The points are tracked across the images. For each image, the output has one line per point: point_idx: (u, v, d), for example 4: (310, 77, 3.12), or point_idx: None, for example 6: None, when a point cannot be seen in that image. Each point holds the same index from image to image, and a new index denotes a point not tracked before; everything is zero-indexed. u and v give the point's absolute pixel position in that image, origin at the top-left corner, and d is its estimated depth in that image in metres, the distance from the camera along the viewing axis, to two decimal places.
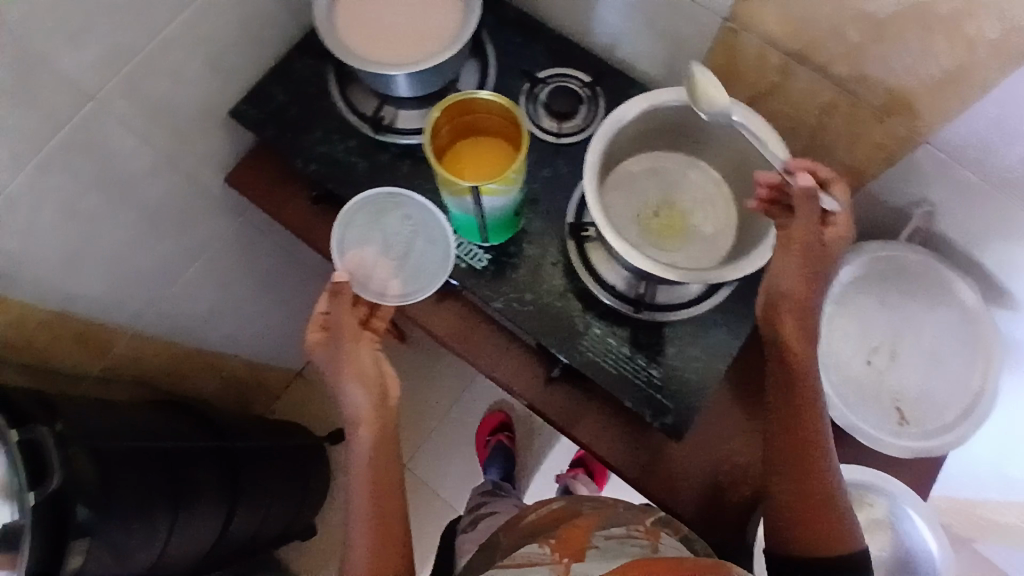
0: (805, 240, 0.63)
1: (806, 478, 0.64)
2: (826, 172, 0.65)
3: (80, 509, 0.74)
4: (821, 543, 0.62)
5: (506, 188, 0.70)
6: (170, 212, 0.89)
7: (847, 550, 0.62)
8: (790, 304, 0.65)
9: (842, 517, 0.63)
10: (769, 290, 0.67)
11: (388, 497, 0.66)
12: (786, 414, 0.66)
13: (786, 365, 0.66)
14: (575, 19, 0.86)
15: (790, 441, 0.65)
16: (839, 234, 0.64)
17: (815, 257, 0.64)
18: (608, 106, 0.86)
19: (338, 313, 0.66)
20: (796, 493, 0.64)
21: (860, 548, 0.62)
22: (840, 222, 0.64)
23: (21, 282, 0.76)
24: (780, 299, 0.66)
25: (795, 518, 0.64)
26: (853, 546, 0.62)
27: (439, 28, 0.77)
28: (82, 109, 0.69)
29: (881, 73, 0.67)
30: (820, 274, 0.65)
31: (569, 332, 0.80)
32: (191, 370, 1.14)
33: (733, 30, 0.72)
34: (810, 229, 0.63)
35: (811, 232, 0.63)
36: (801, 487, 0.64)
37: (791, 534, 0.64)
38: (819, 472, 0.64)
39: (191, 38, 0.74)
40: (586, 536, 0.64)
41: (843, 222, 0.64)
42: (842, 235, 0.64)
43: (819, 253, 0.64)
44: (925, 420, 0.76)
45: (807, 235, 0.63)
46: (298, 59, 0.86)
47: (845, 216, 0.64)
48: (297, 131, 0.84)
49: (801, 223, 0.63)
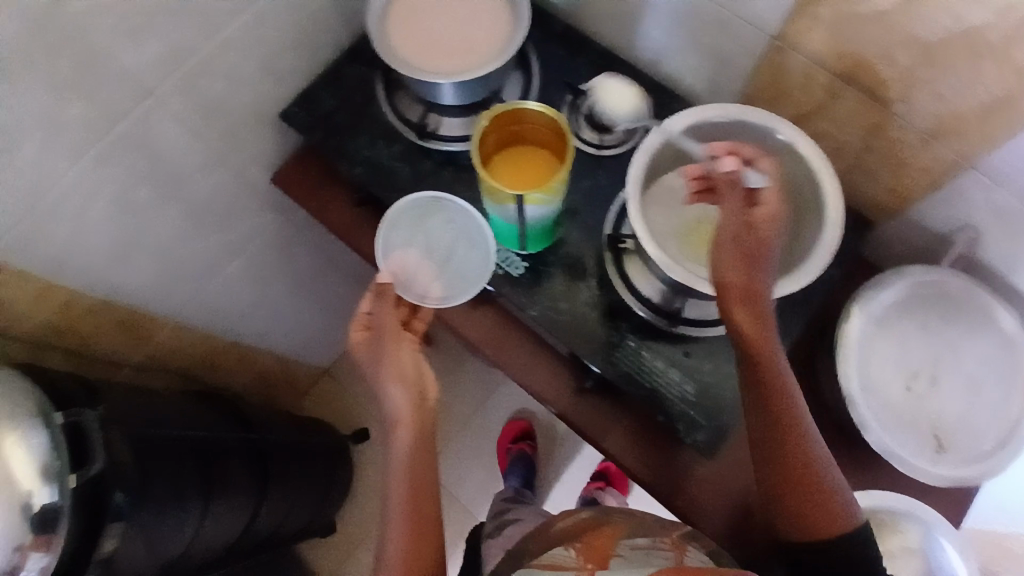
0: (733, 228, 0.63)
1: (788, 459, 0.64)
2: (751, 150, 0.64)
3: (118, 494, 0.75)
4: (814, 523, 0.63)
5: (548, 198, 0.70)
6: (217, 208, 0.92)
7: (840, 530, 0.63)
8: (733, 294, 0.64)
9: (834, 498, 0.64)
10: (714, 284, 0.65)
11: (422, 497, 0.68)
12: (755, 398, 0.65)
13: (743, 352, 0.65)
14: (620, 34, 0.87)
15: (768, 424, 0.65)
16: (768, 213, 0.62)
17: (749, 246, 0.63)
18: (649, 120, 0.86)
19: (382, 313, 0.70)
20: (781, 475, 0.65)
21: (856, 526, 0.63)
22: (771, 200, 0.62)
23: (73, 269, 0.78)
24: (724, 292, 0.64)
25: (789, 508, 0.65)
26: (846, 525, 0.63)
27: (488, 38, 0.79)
28: (141, 104, 0.71)
29: (930, 97, 0.67)
30: (756, 259, 0.63)
31: (603, 344, 0.81)
32: (225, 362, 1.17)
33: (780, 49, 0.73)
34: (734, 214, 0.63)
35: (734, 217, 0.63)
36: (787, 474, 0.64)
37: (789, 522, 0.65)
38: (805, 456, 0.64)
39: (248, 41, 0.77)
40: (612, 545, 0.64)
41: (771, 197, 0.62)
42: (772, 214, 0.62)
43: (752, 237, 0.63)
44: (966, 450, 0.75)
45: (735, 222, 0.63)
46: (348, 66, 0.89)
47: (774, 191, 0.62)
48: (344, 135, 0.87)
49: (729, 213, 0.63)
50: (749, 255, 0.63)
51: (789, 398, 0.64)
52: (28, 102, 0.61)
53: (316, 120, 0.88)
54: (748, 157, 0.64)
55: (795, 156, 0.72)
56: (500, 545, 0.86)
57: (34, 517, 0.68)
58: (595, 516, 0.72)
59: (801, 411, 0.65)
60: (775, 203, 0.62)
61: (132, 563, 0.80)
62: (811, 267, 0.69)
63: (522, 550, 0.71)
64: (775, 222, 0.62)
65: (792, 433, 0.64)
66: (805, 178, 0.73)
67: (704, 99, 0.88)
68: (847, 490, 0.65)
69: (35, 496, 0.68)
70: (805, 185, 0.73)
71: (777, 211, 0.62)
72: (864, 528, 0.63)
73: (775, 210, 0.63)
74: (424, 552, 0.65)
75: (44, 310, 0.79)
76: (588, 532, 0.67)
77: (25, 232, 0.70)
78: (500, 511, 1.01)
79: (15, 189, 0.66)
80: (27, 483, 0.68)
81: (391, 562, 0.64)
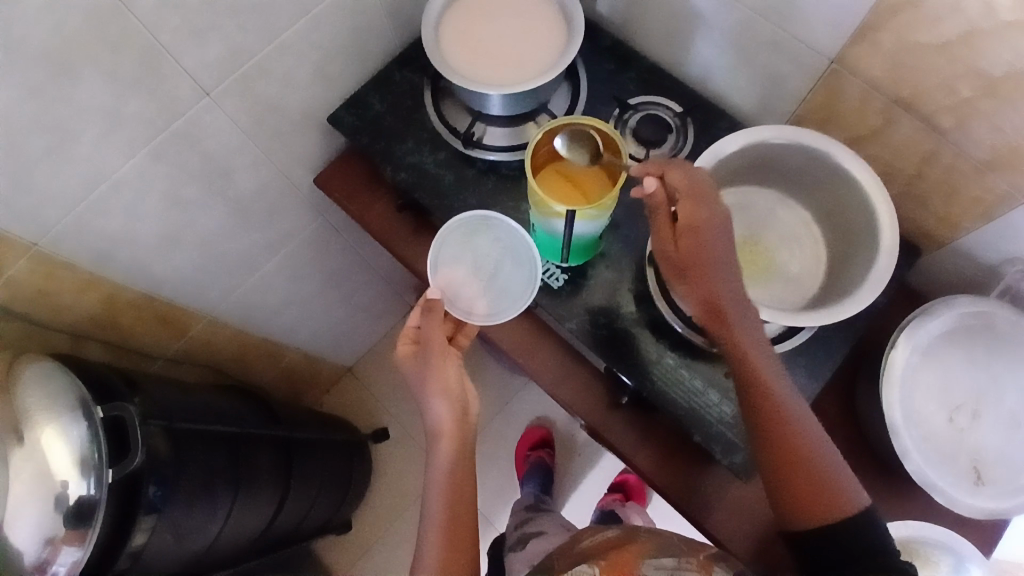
0: (663, 250, 0.67)
1: (774, 446, 0.63)
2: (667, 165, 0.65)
3: (151, 487, 0.74)
4: (810, 508, 0.61)
5: (598, 214, 0.70)
6: (258, 206, 0.93)
7: (841, 513, 0.60)
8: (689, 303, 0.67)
9: (832, 482, 0.62)
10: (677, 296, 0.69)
11: (460, 507, 0.68)
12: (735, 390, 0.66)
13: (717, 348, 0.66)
14: (670, 50, 0.88)
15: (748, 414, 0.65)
16: (682, 226, 0.64)
17: (683, 255, 0.65)
18: (695, 137, 0.86)
19: (429, 327, 0.73)
20: (770, 463, 0.64)
21: (859, 510, 0.61)
22: (686, 210, 0.64)
23: (119, 261, 0.78)
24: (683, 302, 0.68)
25: (786, 496, 0.63)
26: (847, 507, 0.61)
27: (542, 52, 0.80)
28: (197, 102, 0.72)
29: (989, 130, 0.65)
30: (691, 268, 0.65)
31: (639, 361, 0.80)
32: (253, 357, 1.18)
33: (836, 72, 0.73)
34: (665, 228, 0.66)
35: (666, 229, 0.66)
36: (782, 460, 0.63)
37: (791, 513, 0.63)
38: (797, 440, 0.63)
39: (304, 42, 0.78)
40: (635, 564, 0.58)
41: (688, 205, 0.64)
42: (692, 220, 0.63)
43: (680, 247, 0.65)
44: (1006, 485, 0.74)
45: (663, 244, 0.66)
46: (397, 72, 0.91)
47: (685, 199, 0.64)
48: (391, 139, 0.88)
49: (659, 237, 0.67)
50: (682, 271, 0.65)
51: (767, 385, 0.64)
52: (91, 95, 0.62)
53: (364, 124, 0.89)
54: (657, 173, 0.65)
55: (850, 180, 0.72)
56: (524, 560, 0.84)
57: (69, 510, 0.68)
58: (625, 535, 0.66)
59: (785, 396, 0.64)
60: (689, 213, 0.63)
61: (160, 553, 0.79)
62: (863, 293, 0.68)
63: (546, 564, 0.66)
64: (694, 231, 0.63)
65: (777, 419, 0.63)
66: (860, 203, 0.72)
67: (750, 118, 0.88)
68: (851, 473, 0.63)
69: (71, 486, 0.68)
70: (858, 209, 0.73)
71: (693, 219, 0.63)
72: (873, 514, 0.61)
73: (693, 219, 0.63)
74: (460, 560, 0.66)
75: (88, 301, 0.79)
76: (613, 550, 0.61)
77: (76, 224, 0.70)
78: (522, 522, 1.00)
79: (72, 181, 0.66)
80: (64, 473, 0.68)
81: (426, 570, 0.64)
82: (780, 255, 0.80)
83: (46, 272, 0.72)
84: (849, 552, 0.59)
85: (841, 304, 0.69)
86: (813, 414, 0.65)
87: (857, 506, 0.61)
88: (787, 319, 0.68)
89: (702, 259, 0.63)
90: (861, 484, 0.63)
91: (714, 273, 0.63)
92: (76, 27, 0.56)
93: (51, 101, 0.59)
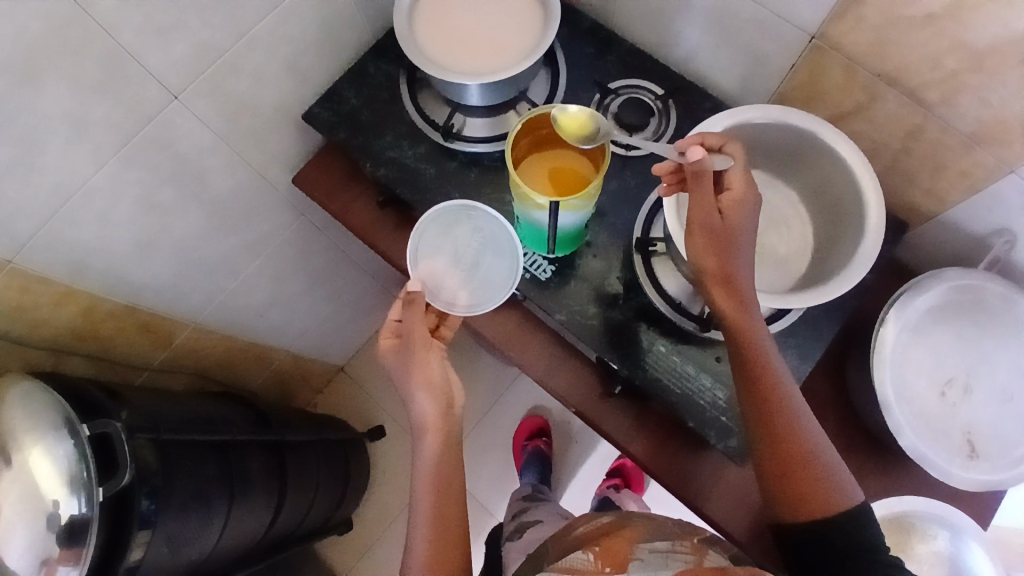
0: (706, 216, 0.63)
1: (775, 437, 0.63)
2: (715, 139, 0.66)
3: (142, 499, 0.73)
4: (806, 498, 0.62)
5: (583, 203, 0.68)
6: (236, 208, 0.91)
7: (840, 504, 0.61)
8: (712, 279, 0.64)
9: (825, 476, 0.62)
10: (694, 269, 0.66)
11: (448, 499, 0.67)
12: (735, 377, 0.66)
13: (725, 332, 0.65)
14: (650, 32, 0.86)
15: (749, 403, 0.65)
16: (734, 196, 0.63)
17: (719, 230, 0.63)
18: (678, 119, 0.85)
19: (411, 320, 0.71)
20: (767, 453, 0.64)
21: (855, 506, 0.61)
22: (737, 183, 0.64)
23: (95, 272, 0.77)
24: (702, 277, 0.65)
25: (778, 492, 0.63)
26: (844, 502, 0.61)
27: (520, 38, 0.78)
28: (166, 107, 0.70)
29: (974, 102, 0.65)
30: (727, 243, 0.63)
31: (632, 348, 0.79)
32: (242, 360, 1.17)
33: (819, 49, 0.72)
34: (705, 207, 0.63)
35: (706, 210, 0.63)
36: (773, 458, 0.63)
37: (785, 508, 0.63)
38: (789, 434, 0.63)
39: (272, 36, 0.76)
40: (629, 549, 0.55)
41: (739, 180, 0.64)
42: (739, 199, 0.64)
43: (720, 226, 0.63)
44: (997, 456, 0.74)
45: (706, 211, 0.63)
46: (372, 65, 0.89)
47: (739, 172, 0.64)
48: (369, 134, 0.87)
49: (702, 202, 0.64)
50: (718, 241, 0.63)
51: (760, 374, 0.64)
52: (54, 103, 0.60)
53: (340, 119, 0.87)
54: (715, 146, 0.66)
55: (837, 158, 0.71)
56: (519, 548, 0.83)
57: (61, 529, 0.66)
58: (617, 520, 0.62)
59: (783, 390, 0.64)
60: (744, 185, 0.64)
61: (158, 566, 0.78)
62: (856, 270, 0.67)
63: (539, 553, 0.62)
64: (745, 205, 0.64)
65: (773, 404, 0.64)
66: (849, 182, 0.71)
67: (733, 97, 0.87)
68: (841, 468, 0.64)
69: (62, 505, 0.67)
70: (847, 186, 0.72)
71: (745, 194, 0.64)
72: (865, 511, 0.61)
73: (742, 193, 0.64)
74: (452, 552, 0.64)
75: (67, 312, 0.77)
76: (605, 534, 0.59)
77: (49, 236, 0.68)
78: (518, 512, 0.99)
79: (41, 193, 0.65)
80: (54, 492, 0.67)
81: (416, 566, 0.63)
82: (768, 235, 0.79)
83: (21, 286, 0.70)
84: (836, 549, 0.59)
85: (832, 283, 0.68)
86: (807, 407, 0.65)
87: (849, 503, 0.61)
88: (777, 301, 0.67)
89: (742, 235, 0.64)
90: (852, 479, 0.64)
91: (739, 253, 0.64)
92: (33, 34, 0.55)
93: (14, 112, 0.58)
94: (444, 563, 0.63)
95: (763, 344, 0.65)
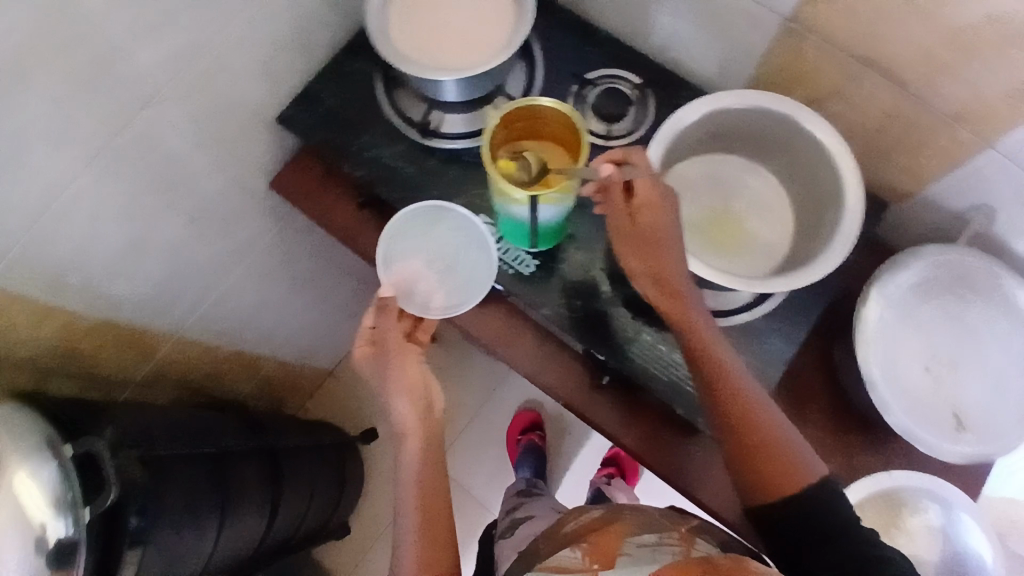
0: (618, 223, 0.68)
1: (743, 423, 0.64)
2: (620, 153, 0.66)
3: (131, 518, 0.73)
4: (777, 482, 0.61)
5: (562, 196, 0.69)
6: (215, 214, 0.89)
7: (811, 485, 0.60)
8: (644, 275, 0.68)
9: (793, 456, 0.62)
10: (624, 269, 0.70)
11: (434, 500, 0.67)
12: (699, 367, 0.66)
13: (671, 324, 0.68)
14: (625, 20, 0.86)
15: (713, 392, 0.65)
16: (641, 202, 0.66)
17: (636, 233, 0.67)
18: (657, 107, 0.85)
19: (385, 326, 0.72)
20: (735, 441, 0.64)
21: (823, 481, 0.61)
22: (643, 190, 0.66)
23: (74, 286, 0.75)
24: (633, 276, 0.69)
25: (746, 477, 0.63)
26: (812, 480, 0.61)
27: (494, 32, 0.77)
28: (138, 115, 0.69)
29: (952, 79, 0.65)
30: (649, 243, 0.67)
31: (618, 338, 0.80)
32: (228, 370, 1.15)
33: (795, 32, 0.71)
34: (617, 215, 0.67)
35: (617, 217, 0.67)
36: (744, 442, 0.63)
37: (755, 492, 0.62)
38: (754, 416, 0.64)
39: (242, 38, 0.74)
40: (618, 544, 0.55)
41: (643, 187, 0.66)
42: (649, 201, 0.66)
43: (632, 229, 0.67)
44: (984, 428, 0.75)
45: (615, 216, 0.67)
46: (346, 63, 0.87)
47: (643, 179, 0.66)
48: (347, 135, 0.85)
49: (613, 212, 0.68)
50: (639, 242, 0.67)
51: (720, 363, 0.65)
52: (23, 116, 0.58)
53: (316, 119, 0.86)
54: (621, 159, 0.66)
55: (815, 142, 0.71)
56: (511, 546, 0.83)
57: (49, 552, 0.66)
58: (608, 513, 0.62)
59: (743, 382, 0.65)
60: (649, 189, 0.66)
61: None
62: (835, 255, 0.68)
63: (531, 551, 0.63)
64: (653, 207, 0.66)
65: (735, 391, 0.64)
66: (828, 167, 0.71)
67: (711, 84, 0.87)
68: (807, 447, 0.64)
69: (48, 530, 0.66)
70: (825, 168, 0.72)
71: (652, 197, 0.66)
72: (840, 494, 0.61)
73: (649, 195, 0.66)
74: (441, 555, 0.63)
75: (48, 330, 0.76)
76: (595, 531, 0.59)
77: (24, 253, 0.67)
78: (512, 509, 0.99)
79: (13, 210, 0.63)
80: (40, 515, 0.66)
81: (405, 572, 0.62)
82: (751, 220, 0.79)
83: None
84: (815, 531, 0.58)
85: (812, 267, 0.68)
86: (765, 394, 0.66)
87: (814, 478, 0.61)
88: (758, 286, 0.67)
89: (660, 233, 0.66)
90: (818, 458, 0.64)
91: (664, 250, 0.67)
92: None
93: None
94: (434, 564, 0.63)
95: (712, 335, 0.67)
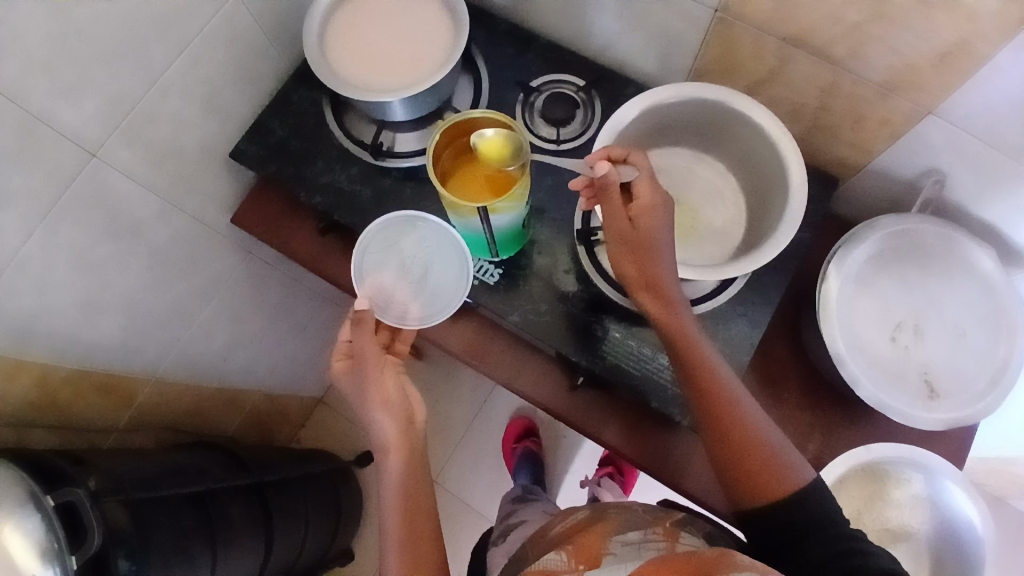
0: (617, 228, 0.66)
1: (727, 428, 0.65)
2: (620, 150, 0.67)
3: (120, 560, 0.71)
4: (760, 488, 0.62)
5: (513, 204, 0.69)
6: (178, 255, 0.90)
7: (797, 488, 0.61)
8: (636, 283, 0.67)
9: (777, 460, 0.63)
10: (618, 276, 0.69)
11: (417, 510, 0.68)
12: (686, 372, 0.66)
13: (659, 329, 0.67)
14: (564, 25, 0.87)
15: (699, 397, 0.66)
16: (642, 205, 0.65)
17: (634, 240, 0.66)
18: (603, 107, 0.86)
19: (360, 340, 0.68)
20: (721, 446, 0.65)
21: (811, 484, 0.62)
22: (644, 193, 0.65)
23: (42, 340, 0.76)
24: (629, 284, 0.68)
25: (732, 479, 0.64)
26: (798, 483, 0.62)
27: (432, 50, 0.79)
28: (86, 166, 0.70)
29: (879, 51, 0.66)
30: (647, 251, 0.65)
31: (588, 338, 0.80)
32: (211, 408, 1.16)
33: (724, 21, 0.72)
34: (616, 220, 0.66)
35: (618, 222, 0.66)
36: (727, 446, 0.64)
37: (743, 494, 0.63)
38: (733, 419, 0.65)
39: (181, 79, 0.75)
40: (601, 544, 0.55)
41: (644, 188, 0.65)
42: (649, 204, 0.65)
43: (631, 232, 0.66)
44: (957, 392, 0.75)
45: (616, 222, 0.66)
46: (293, 93, 0.89)
47: (645, 181, 0.65)
48: (300, 163, 0.86)
49: (613, 215, 0.66)
50: (636, 248, 0.66)
51: (703, 368, 0.66)
52: None
53: (268, 151, 0.87)
54: (621, 158, 0.67)
55: (755, 126, 0.72)
56: (502, 553, 0.83)
57: None
58: (593, 513, 0.62)
59: (728, 385, 0.66)
60: (650, 191, 0.65)
61: None
62: (782, 235, 0.68)
63: (517, 558, 0.62)
64: (655, 210, 0.65)
65: (718, 397, 0.65)
66: (771, 150, 0.72)
67: (655, 78, 0.88)
68: (791, 448, 0.65)
69: None
70: (768, 152, 0.73)
71: (653, 199, 0.65)
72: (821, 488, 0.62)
73: (651, 199, 0.65)
74: (425, 563, 0.65)
75: (20, 386, 0.76)
76: (580, 533, 0.58)
77: None
78: (507, 515, 0.99)
79: None
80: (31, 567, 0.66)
81: None
82: (705, 209, 0.80)
83: None
84: (796, 527, 0.60)
85: (762, 249, 0.69)
86: (748, 393, 0.67)
87: (801, 482, 0.62)
88: (712, 274, 0.68)
89: (658, 237, 0.65)
90: (805, 460, 0.64)
91: (658, 256, 0.66)
92: None
93: None
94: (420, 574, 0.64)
95: (698, 341, 0.67)
